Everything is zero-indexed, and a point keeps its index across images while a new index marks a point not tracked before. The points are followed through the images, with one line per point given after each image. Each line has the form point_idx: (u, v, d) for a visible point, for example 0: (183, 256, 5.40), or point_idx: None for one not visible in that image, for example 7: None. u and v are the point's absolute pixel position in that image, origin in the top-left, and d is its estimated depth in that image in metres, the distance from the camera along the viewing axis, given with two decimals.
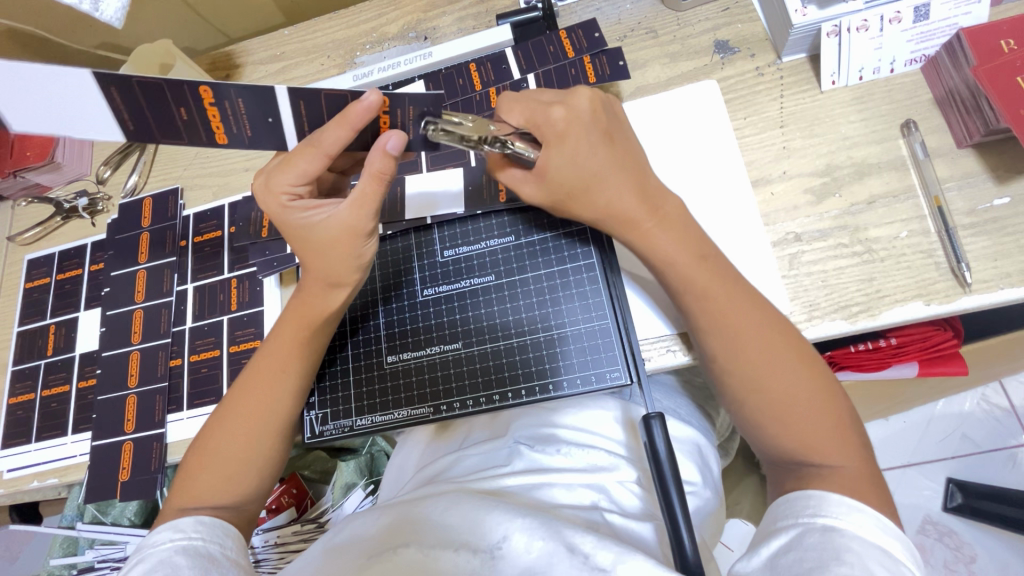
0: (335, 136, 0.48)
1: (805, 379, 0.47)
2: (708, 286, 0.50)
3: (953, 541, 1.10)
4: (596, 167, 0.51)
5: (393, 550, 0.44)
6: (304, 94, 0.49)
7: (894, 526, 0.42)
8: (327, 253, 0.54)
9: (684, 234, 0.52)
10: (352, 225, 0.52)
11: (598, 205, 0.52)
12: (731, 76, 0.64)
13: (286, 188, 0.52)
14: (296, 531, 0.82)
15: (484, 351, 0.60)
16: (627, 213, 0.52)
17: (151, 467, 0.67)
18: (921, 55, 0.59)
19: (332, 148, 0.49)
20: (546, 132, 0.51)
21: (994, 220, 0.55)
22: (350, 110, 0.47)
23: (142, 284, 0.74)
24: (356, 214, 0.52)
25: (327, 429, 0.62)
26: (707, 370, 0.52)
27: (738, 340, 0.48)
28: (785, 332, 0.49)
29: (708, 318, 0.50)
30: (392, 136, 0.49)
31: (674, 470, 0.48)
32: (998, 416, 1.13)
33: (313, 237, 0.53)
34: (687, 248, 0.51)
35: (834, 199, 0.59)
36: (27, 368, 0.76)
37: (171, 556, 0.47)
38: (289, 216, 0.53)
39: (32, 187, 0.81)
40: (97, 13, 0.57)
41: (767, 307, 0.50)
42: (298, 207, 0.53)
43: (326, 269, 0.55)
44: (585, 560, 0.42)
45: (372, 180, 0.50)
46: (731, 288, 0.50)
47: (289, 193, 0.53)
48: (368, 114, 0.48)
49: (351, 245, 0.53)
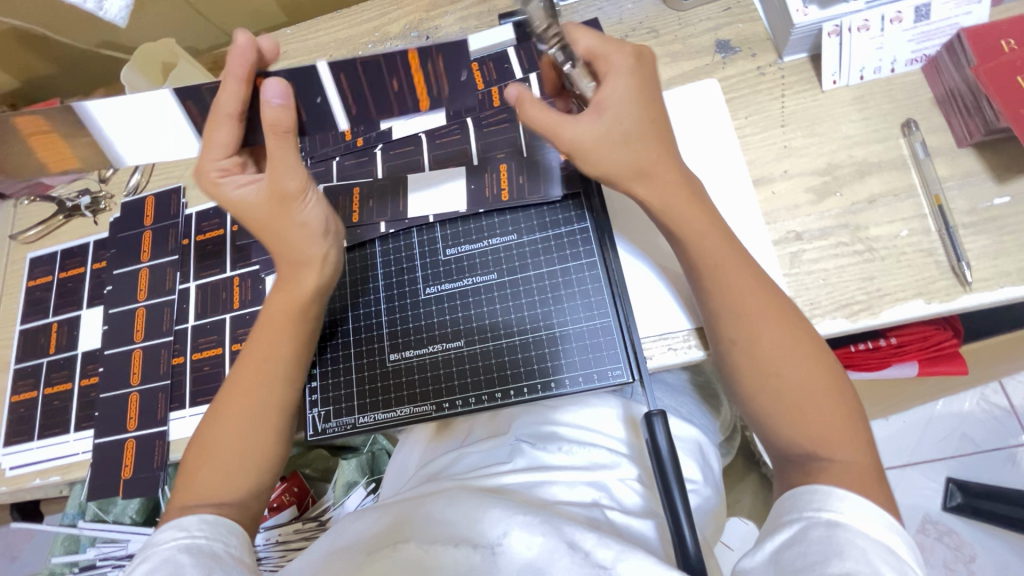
0: (228, 95, 0.50)
1: (809, 374, 0.47)
2: (732, 256, 0.51)
3: (952, 540, 1.10)
4: (644, 117, 0.51)
5: (394, 546, 0.45)
6: (342, 66, 0.51)
7: (897, 522, 0.42)
8: (278, 231, 0.56)
9: (706, 212, 0.52)
10: (279, 189, 0.53)
11: (639, 155, 0.51)
12: (732, 76, 0.65)
13: (216, 164, 0.54)
14: (297, 529, 0.82)
15: (486, 349, 0.61)
16: (661, 171, 0.52)
17: (153, 465, 0.67)
18: (922, 55, 0.60)
19: (230, 108, 0.51)
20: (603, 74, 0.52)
21: (994, 219, 0.56)
22: (226, 63, 0.49)
23: (145, 283, 0.74)
24: (277, 177, 0.53)
25: (329, 427, 0.62)
26: (719, 360, 0.52)
27: (749, 327, 0.49)
28: (793, 324, 0.49)
29: (726, 296, 0.50)
30: (271, 84, 0.49)
31: (676, 468, 0.48)
32: (998, 416, 1.13)
33: (252, 212, 0.55)
34: (711, 220, 0.52)
35: (835, 198, 0.59)
36: (29, 366, 0.76)
37: (175, 555, 0.47)
38: (224, 191, 0.55)
39: (34, 187, 0.80)
40: (102, 12, 0.59)
41: (782, 297, 0.50)
42: (234, 182, 0.55)
43: (287, 246, 0.56)
44: (586, 559, 0.42)
45: (273, 135, 0.50)
46: (748, 269, 0.50)
47: (217, 168, 0.54)
48: (245, 57, 0.49)
49: (285, 210, 0.55)
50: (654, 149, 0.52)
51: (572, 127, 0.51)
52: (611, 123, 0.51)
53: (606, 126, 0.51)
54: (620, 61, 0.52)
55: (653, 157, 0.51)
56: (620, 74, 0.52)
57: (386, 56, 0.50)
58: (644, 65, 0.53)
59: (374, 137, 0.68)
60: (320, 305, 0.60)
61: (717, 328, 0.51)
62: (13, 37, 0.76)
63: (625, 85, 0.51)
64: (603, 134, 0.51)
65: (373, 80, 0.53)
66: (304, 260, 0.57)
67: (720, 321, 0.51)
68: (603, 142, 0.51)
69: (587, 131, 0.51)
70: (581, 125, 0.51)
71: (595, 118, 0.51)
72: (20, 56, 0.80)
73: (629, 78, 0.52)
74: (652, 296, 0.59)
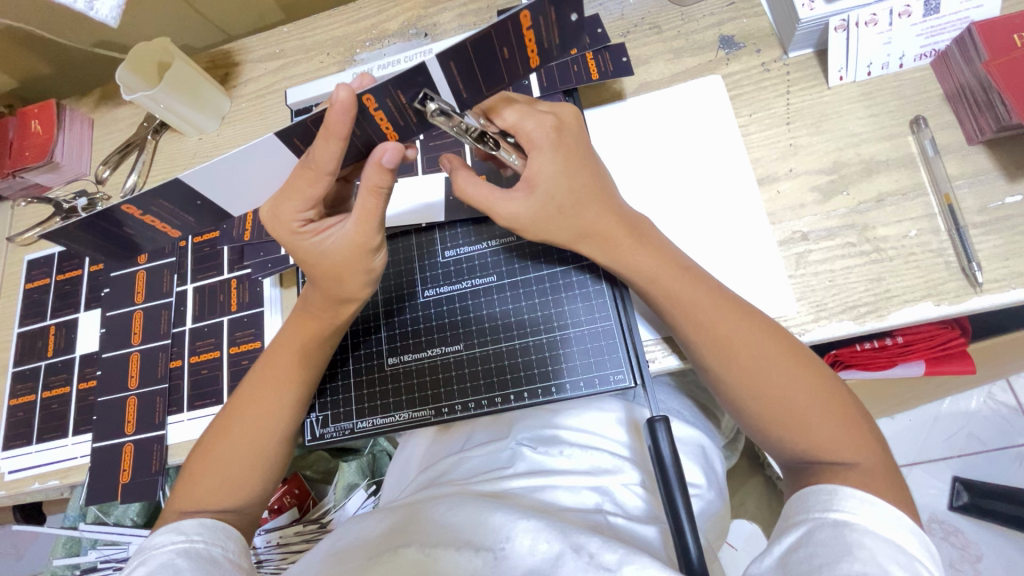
0: (326, 151, 0.46)
1: (810, 381, 0.46)
2: (689, 299, 0.50)
3: (959, 540, 1.09)
4: (579, 183, 0.50)
5: (394, 550, 0.44)
6: (452, 53, 0.44)
7: (912, 521, 0.41)
8: (344, 278, 0.52)
9: (660, 252, 0.52)
10: (360, 242, 0.50)
11: (579, 221, 0.51)
12: (736, 72, 0.63)
13: (298, 216, 0.50)
14: (298, 531, 0.81)
15: (485, 353, 0.60)
16: (605, 233, 0.51)
17: (152, 469, 0.67)
18: (931, 50, 0.58)
19: (328, 163, 0.46)
20: (539, 140, 0.50)
21: (1006, 218, 0.54)
22: (327, 119, 0.44)
23: (142, 285, 0.73)
24: (364, 231, 0.50)
25: (327, 432, 0.61)
26: (704, 378, 0.51)
27: (740, 341, 0.48)
28: (775, 333, 0.48)
29: (705, 329, 0.49)
30: (389, 150, 0.46)
31: (679, 475, 0.47)
32: (1005, 414, 1.12)
33: (323, 260, 0.52)
34: (671, 268, 0.51)
35: (842, 197, 0.58)
36: (27, 369, 0.75)
37: (172, 558, 0.47)
38: (300, 242, 0.51)
39: (31, 187, 0.81)
40: (93, 12, 0.57)
41: (754, 312, 0.50)
42: (311, 234, 0.51)
43: (336, 284, 0.53)
44: (591, 561, 0.41)
45: (371, 194, 0.48)
46: (716, 297, 0.50)
47: (300, 219, 0.50)
48: (345, 114, 0.44)
49: (360, 260, 0.51)
50: (595, 208, 0.51)
51: (506, 205, 0.50)
52: (544, 197, 0.50)
53: (539, 203, 0.50)
54: (542, 135, 0.50)
55: (593, 219, 0.51)
56: (549, 146, 0.49)
57: (496, 29, 0.44)
58: (566, 136, 0.51)
59: None
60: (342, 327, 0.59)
61: (694, 353, 0.50)
62: (8, 37, 0.75)
63: (557, 158, 0.49)
64: (535, 212, 0.50)
65: (484, 58, 0.46)
66: (353, 300, 0.55)
67: (692, 346, 0.50)
68: (539, 219, 0.51)
69: (522, 209, 0.50)
70: (513, 203, 0.50)
71: (526, 196, 0.50)
72: (15, 55, 0.79)
73: (563, 149, 0.50)
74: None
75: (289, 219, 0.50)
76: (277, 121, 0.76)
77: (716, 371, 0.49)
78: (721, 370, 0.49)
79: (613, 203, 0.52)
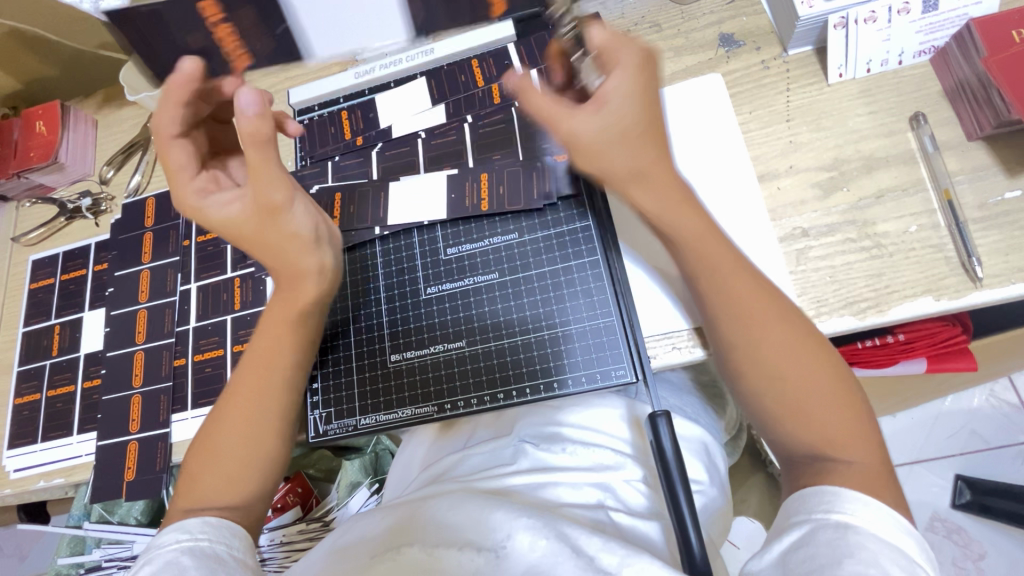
0: (170, 116, 0.52)
1: (824, 378, 0.45)
2: (722, 271, 0.48)
3: (961, 538, 1.09)
4: (649, 113, 0.47)
5: (397, 549, 0.44)
6: None
7: (907, 522, 0.42)
8: (273, 246, 0.53)
9: (704, 219, 0.49)
10: (263, 200, 0.51)
11: (636, 158, 0.47)
12: (736, 69, 0.64)
13: (192, 186, 0.54)
14: (301, 531, 0.83)
15: (487, 350, 0.60)
16: (660, 175, 0.48)
17: (156, 466, 0.67)
18: (930, 46, 0.58)
19: (169, 129, 0.52)
20: (623, 56, 0.47)
21: (1005, 213, 0.55)
22: (169, 84, 0.51)
23: (146, 284, 0.74)
24: (261, 188, 0.50)
25: (330, 429, 0.62)
26: (722, 364, 0.50)
27: (759, 331, 0.47)
28: (797, 320, 0.47)
29: (734, 308, 0.48)
30: (246, 94, 0.45)
31: (681, 470, 0.48)
32: (1008, 412, 1.12)
33: (234, 229, 0.53)
34: (711, 233, 0.49)
35: (842, 194, 0.58)
36: (32, 368, 0.76)
37: (179, 557, 0.47)
38: (205, 211, 0.53)
39: (36, 187, 0.82)
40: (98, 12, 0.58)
41: (783, 298, 0.49)
42: (211, 200, 0.53)
43: (280, 257, 0.54)
44: (591, 562, 0.42)
45: (249, 144, 0.48)
46: (749, 280, 0.48)
47: (195, 190, 0.54)
48: (188, 83, 0.50)
49: (269, 221, 0.52)
50: (657, 150, 0.48)
51: (570, 120, 0.47)
52: (611, 118, 0.46)
53: (606, 121, 0.47)
54: (627, 57, 0.47)
55: (652, 160, 0.48)
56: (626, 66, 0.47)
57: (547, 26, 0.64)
58: (653, 63, 0.48)
59: (374, 134, 0.68)
60: (318, 313, 0.59)
61: (716, 333, 0.50)
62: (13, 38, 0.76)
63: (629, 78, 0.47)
64: (603, 130, 0.47)
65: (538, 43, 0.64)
66: (302, 272, 0.55)
67: (718, 328, 0.49)
68: (601, 141, 0.47)
69: (589, 126, 0.47)
70: (581, 122, 0.47)
71: (596, 111, 0.47)
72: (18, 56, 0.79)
73: (638, 71, 0.47)
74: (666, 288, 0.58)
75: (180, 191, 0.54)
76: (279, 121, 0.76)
77: (735, 352, 0.48)
78: (738, 360, 0.48)
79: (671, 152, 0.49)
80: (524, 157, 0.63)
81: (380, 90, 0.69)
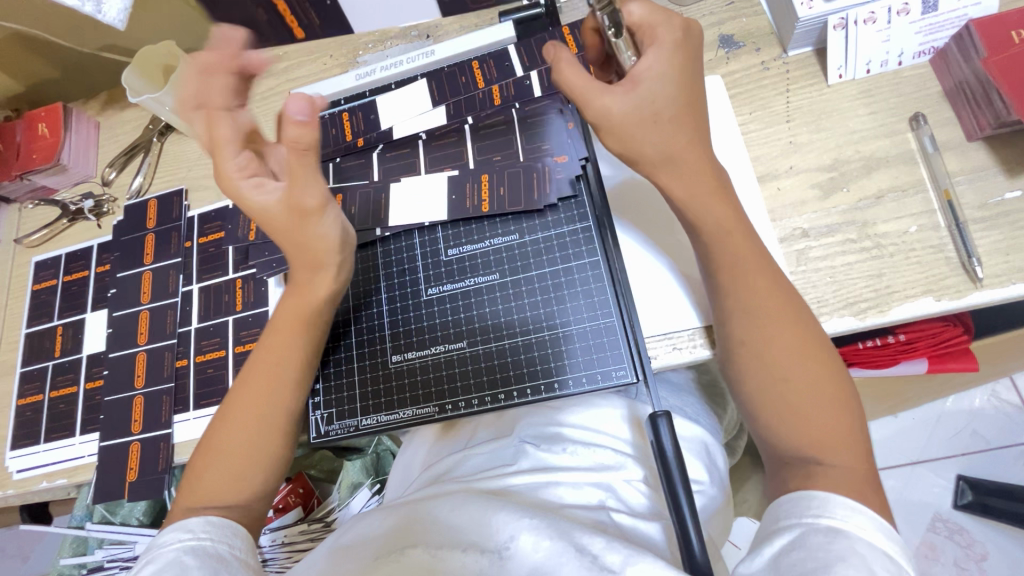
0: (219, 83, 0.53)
1: (826, 384, 0.45)
2: (742, 260, 0.49)
3: (963, 539, 1.09)
4: (681, 95, 0.47)
5: (400, 550, 0.44)
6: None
7: (892, 526, 0.42)
8: (297, 242, 0.55)
9: (729, 207, 0.50)
10: (300, 203, 0.52)
11: (667, 139, 0.48)
12: (736, 71, 0.64)
13: (232, 164, 0.52)
14: (302, 531, 0.83)
15: (489, 350, 0.60)
16: (690, 156, 0.48)
17: (158, 467, 0.67)
18: (930, 47, 0.58)
19: (213, 97, 0.52)
20: (663, 36, 0.47)
21: (1005, 214, 0.55)
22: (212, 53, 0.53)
23: (148, 285, 0.74)
24: (298, 191, 0.51)
25: (331, 429, 0.62)
26: (726, 361, 0.51)
27: (766, 331, 0.47)
28: (805, 318, 0.48)
29: (748, 298, 0.48)
30: (295, 101, 0.44)
31: (682, 470, 0.48)
32: (1009, 413, 1.12)
33: (269, 219, 0.54)
34: (734, 220, 0.49)
35: (842, 194, 0.58)
36: (35, 369, 0.76)
37: (180, 556, 0.47)
38: (249, 198, 0.52)
39: (38, 189, 0.83)
40: (100, 14, 0.58)
41: (795, 295, 0.49)
42: (253, 188, 0.52)
43: (304, 253, 0.56)
44: (594, 562, 0.42)
45: (292, 150, 0.47)
46: (766, 274, 0.48)
47: (236, 169, 0.52)
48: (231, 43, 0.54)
49: (303, 222, 0.53)
50: (686, 134, 0.48)
51: (603, 97, 0.47)
52: (645, 98, 0.47)
53: (637, 101, 0.47)
54: (665, 34, 0.48)
55: (682, 143, 0.48)
56: (664, 45, 0.47)
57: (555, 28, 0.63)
58: (690, 41, 0.48)
59: (374, 136, 0.68)
60: (330, 309, 0.60)
61: (726, 328, 0.50)
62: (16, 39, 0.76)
63: (664, 57, 0.47)
64: (635, 107, 0.47)
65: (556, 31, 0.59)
66: (322, 267, 0.56)
67: (729, 320, 0.49)
68: (633, 120, 0.47)
69: (623, 104, 0.47)
70: (613, 99, 0.47)
71: (629, 89, 0.47)
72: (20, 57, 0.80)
73: (675, 51, 0.47)
74: (668, 290, 0.58)
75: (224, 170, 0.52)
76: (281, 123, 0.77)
77: (742, 347, 0.48)
78: (743, 359, 0.48)
79: (703, 134, 0.49)
80: (525, 158, 0.63)
81: (381, 92, 0.69)
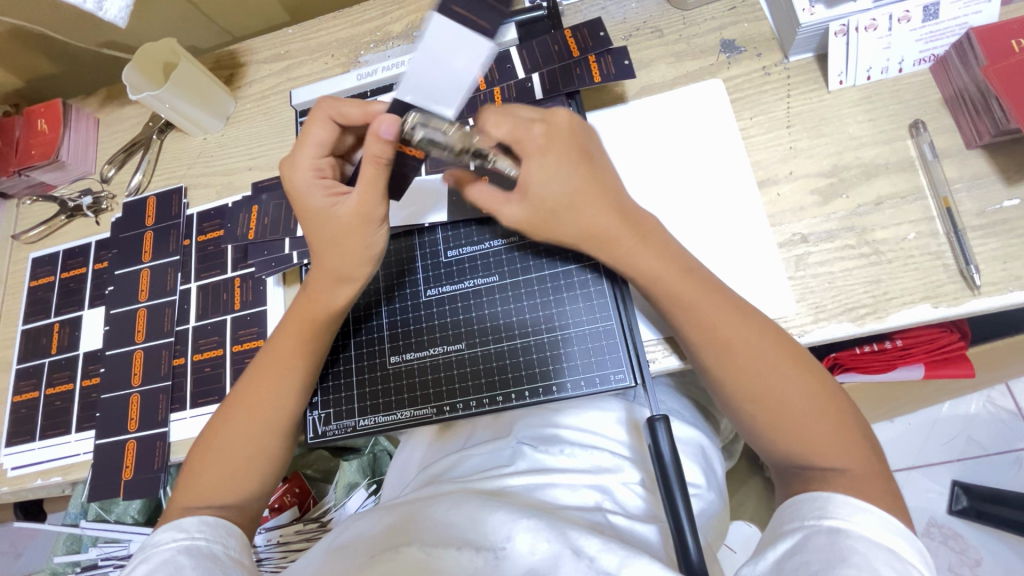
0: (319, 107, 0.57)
1: (812, 392, 0.46)
2: (686, 298, 0.49)
3: (958, 544, 1.09)
4: (571, 186, 0.50)
5: (395, 548, 0.44)
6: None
7: (905, 528, 0.41)
8: (338, 243, 0.54)
9: (669, 247, 0.51)
10: (361, 211, 0.53)
11: (574, 229, 0.51)
12: (737, 76, 0.64)
13: (308, 163, 0.55)
14: (297, 531, 0.82)
15: (485, 353, 0.60)
16: (608, 239, 0.51)
17: (154, 466, 0.67)
18: (930, 54, 0.59)
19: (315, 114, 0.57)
20: (527, 146, 0.51)
21: (1004, 221, 0.55)
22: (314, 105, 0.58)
23: (146, 283, 0.74)
24: (364, 200, 0.53)
25: (329, 429, 0.62)
26: (703, 377, 0.51)
27: (732, 352, 0.48)
28: (771, 329, 0.48)
29: (704, 332, 0.49)
30: (385, 124, 0.48)
31: (679, 473, 0.48)
32: (1004, 419, 1.12)
33: (325, 223, 0.55)
34: (672, 256, 0.51)
35: (841, 200, 0.59)
36: (31, 367, 0.76)
37: (173, 556, 0.47)
38: (306, 196, 0.55)
39: (36, 185, 0.83)
40: (102, 12, 0.57)
41: (759, 316, 0.49)
42: (318, 187, 0.55)
43: (339, 254, 0.55)
44: (591, 564, 0.42)
45: (371, 164, 0.50)
46: (723, 299, 0.49)
47: (313, 168, 0.55)
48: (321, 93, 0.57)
49: (360, 231, 0.54)
50: (590, 214, 0.51)
51: (506, 207, 0.53)
52: (539, 203, 0.51)
53: (535, 209, 0.52)
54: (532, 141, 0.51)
55: (591, 224, 0.51)
56: (542, 152, 0.51)
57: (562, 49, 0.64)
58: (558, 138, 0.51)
59: None
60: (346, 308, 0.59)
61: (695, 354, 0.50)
62: (16, 35, 0.76)
63: (544, 161, 0.51)
64: (534, 214, 0.52)
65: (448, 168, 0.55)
66: (350, 278, 0.56)
67: (694, 348, 0.50)
68: (535, 224, 0.52)
69: (519, 214, 0.52)
70: (513, 208, 0.52)
71: (522, 199, 0.52)
72: (19, 53, 0.79)
73: (552, 153, 0.51)
74: None
75: (291, 172, 0.55)
76: (282, 122, 0.77)
77: (712, 372, 0.49)
78: (721, 376, 0.48)
79: (618, 213, 0.51)
80: None
81: (381, 92, 0.70)
